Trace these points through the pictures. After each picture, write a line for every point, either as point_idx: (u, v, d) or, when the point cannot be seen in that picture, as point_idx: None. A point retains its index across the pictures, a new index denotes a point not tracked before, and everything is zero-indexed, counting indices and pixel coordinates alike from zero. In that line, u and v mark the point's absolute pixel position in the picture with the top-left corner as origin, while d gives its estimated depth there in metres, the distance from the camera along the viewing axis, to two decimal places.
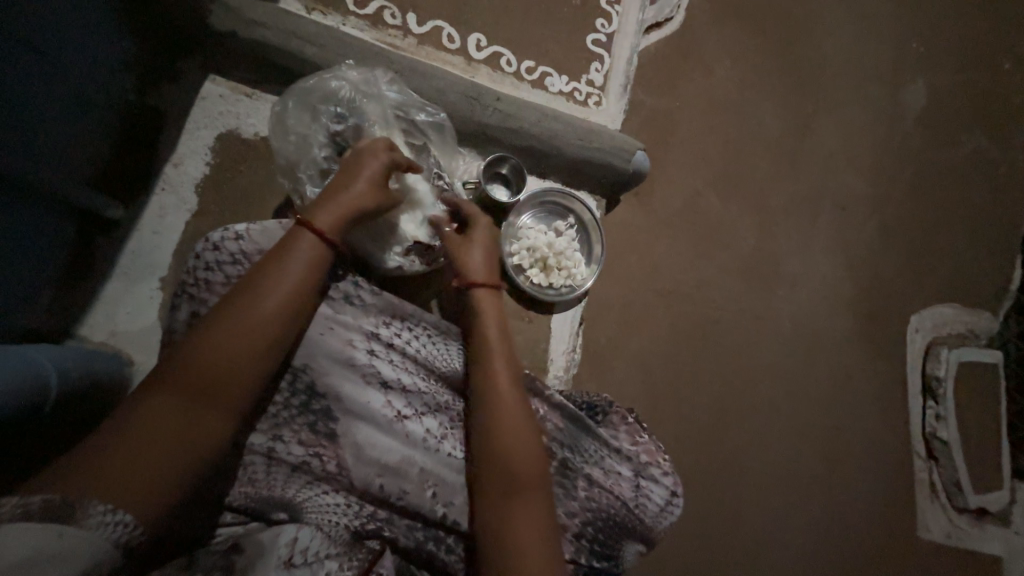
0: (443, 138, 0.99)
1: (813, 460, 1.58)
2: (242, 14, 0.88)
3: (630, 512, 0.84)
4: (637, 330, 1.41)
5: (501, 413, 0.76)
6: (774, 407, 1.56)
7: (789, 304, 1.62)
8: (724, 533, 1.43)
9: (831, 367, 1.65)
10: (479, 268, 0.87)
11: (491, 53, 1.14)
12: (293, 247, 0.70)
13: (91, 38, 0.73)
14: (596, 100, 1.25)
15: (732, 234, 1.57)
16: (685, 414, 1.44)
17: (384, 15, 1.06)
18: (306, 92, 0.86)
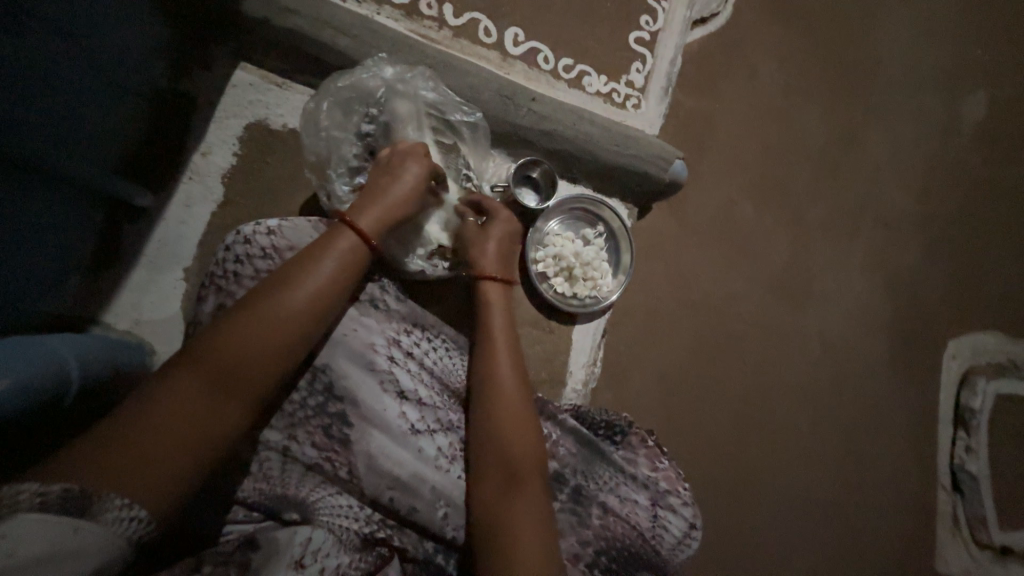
0: (476, 140, 0.94)
1: (833, 486, 1.52)
2: (276, 1, 0.85)
3: (647, 542, 0.81)
4: (659, 343, 1.36)
5: (512, 428, 0.75)
6: (797, 429, 1.50)
7: (820, 323, 1.55)
8: (735, 557, 1.39)
9: (860, 391, 1.58)
10: (491, 261, 0.89)
11: (528, 48, 1.09)
12: (333, 247, 0.69)
13: (129, 21, 0.69)
14: (634, 103, 1.19)
15: (765, 247, 1.50)
16: (704, 432, 1.39)
17: (420, 4, 1.01)
18: (342, 89, 0.83)
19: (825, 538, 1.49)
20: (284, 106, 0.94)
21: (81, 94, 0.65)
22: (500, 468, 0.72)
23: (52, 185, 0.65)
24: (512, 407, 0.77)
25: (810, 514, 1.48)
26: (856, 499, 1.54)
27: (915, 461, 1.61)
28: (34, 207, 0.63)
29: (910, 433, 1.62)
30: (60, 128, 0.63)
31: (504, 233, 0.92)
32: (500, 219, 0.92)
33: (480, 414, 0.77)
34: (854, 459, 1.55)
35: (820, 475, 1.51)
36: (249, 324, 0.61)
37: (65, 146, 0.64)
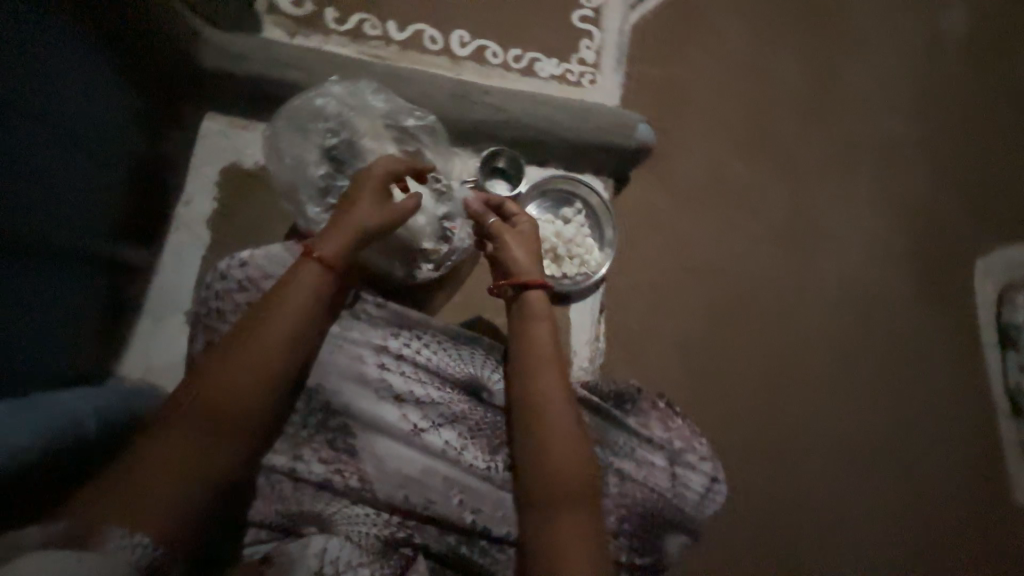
0: (435, 138, 0.96)
1: (878, 427, 1.45)
2: (225, 49, 0.92)
3: (668, 502, 0.81)
4: (665, 311, 1.35)
5: (563, 437, 0.75)
6: (827, 374, 1.44)
7: (830, 262, 1.50)
8: (786, 516, 1.34)
9: (889, 325, 1.51)
10: (528, 266, 0.88)
11: (475, 47, 1.13)
12: (299, 279, 0.72)
13: (95, 91, 0.74)
14: (590, 79, 1.21)
15: (756, 196, 1.48)
16: (726, 392, 1.36)
17: (364, 27, 1.07)
18: (294, 113, 0.88)
19: (881, 482, 1.42)
20: (252, 145, 0.98)
21: (65, 174, 0.69)
22: (546, 472, 0.73)
23: (52, 263, 0.70)
24: (555, 410, 0.76)
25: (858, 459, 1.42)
26: (908, 437, 1.46)
27: (964, 388, 1.53)
28: (47, 280, 0.69)
29: (953, 360, 1.54)
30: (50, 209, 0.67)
31: (533, 236, 0.91)
32: (525, 223, 0.92)
33: (526, 424, 0.76)
34: (897, 396, 1.48)
35: (863, 418, 1.45)
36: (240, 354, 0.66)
37: (58, 224, 0.69)
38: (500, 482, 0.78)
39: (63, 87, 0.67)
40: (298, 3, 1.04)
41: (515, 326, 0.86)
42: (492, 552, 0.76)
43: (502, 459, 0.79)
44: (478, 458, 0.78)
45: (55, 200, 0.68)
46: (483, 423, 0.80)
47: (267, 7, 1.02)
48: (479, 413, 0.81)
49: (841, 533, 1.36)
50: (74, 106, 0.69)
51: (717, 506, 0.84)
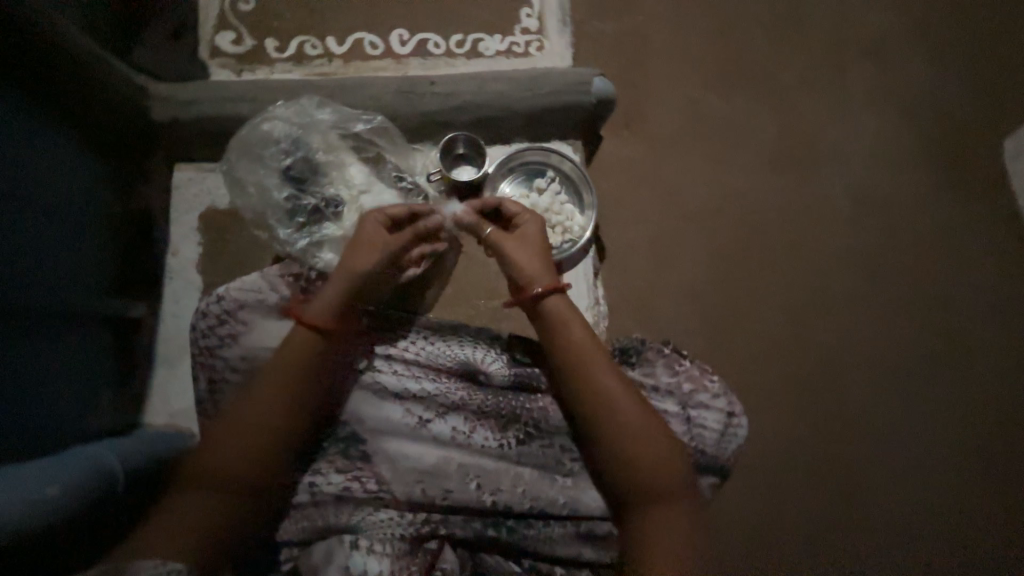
0: (388, 139, 0.99)
1: (933, 337, 1.33)
2: (176, 99, 0.95)
3: (688, 447, 0.78)
4: (663, 262, 1.32)
5: (638, 442, 0.73)
6: (856, 293, 1.35)
7: (834, 177, 1.42)
8: (842, 451, 1.25)
9: (916, 229, 1.40)
10: (541, 273, 0.85)
11: (416, 42, 1.14)
12: (289, 347, 0.74)
13: (66, 167, 0.79)
14: (538, 45, 1.19)
15: (740, 126, 1.42)
16: (748, 332, 1.30)
17: (305, 49, 1.10)
18: (245, 143, 0.91)
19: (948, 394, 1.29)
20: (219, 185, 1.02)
21: (51, 243, 0.76)
22: (636, 482, 0.72)
23: (50, 324, 0.75)
24: (624, 414, 0.74)
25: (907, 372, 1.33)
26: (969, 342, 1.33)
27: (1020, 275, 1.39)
28: (46, 343, 0.74)
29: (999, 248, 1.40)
30: (39, 277, 0.73)
31: (539, 239, 0.88)
32: (530, 226, 0.89)
33: (599, 437, 0.75)
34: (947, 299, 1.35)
35: (912, 331, 1.33)
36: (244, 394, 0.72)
37: (50, 289, 0.75)
38: (514, 459, 0.78)
39: (39, 168, 0.73)
40: (238, 42, 1.08)
41: (550, 337, 0.82)
42: (520, 528, 0.76)
43: (513, 435, 0.79)
44: (488, 439, 0.78)
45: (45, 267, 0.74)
46: (486, 404, 0.80)
47: (211, 52, 1.06)
48: (481, 395, 0.80)
49: (914, 457, 1.25)
50: (48, 182, 0.75)
51: (742, 440, 0.82)
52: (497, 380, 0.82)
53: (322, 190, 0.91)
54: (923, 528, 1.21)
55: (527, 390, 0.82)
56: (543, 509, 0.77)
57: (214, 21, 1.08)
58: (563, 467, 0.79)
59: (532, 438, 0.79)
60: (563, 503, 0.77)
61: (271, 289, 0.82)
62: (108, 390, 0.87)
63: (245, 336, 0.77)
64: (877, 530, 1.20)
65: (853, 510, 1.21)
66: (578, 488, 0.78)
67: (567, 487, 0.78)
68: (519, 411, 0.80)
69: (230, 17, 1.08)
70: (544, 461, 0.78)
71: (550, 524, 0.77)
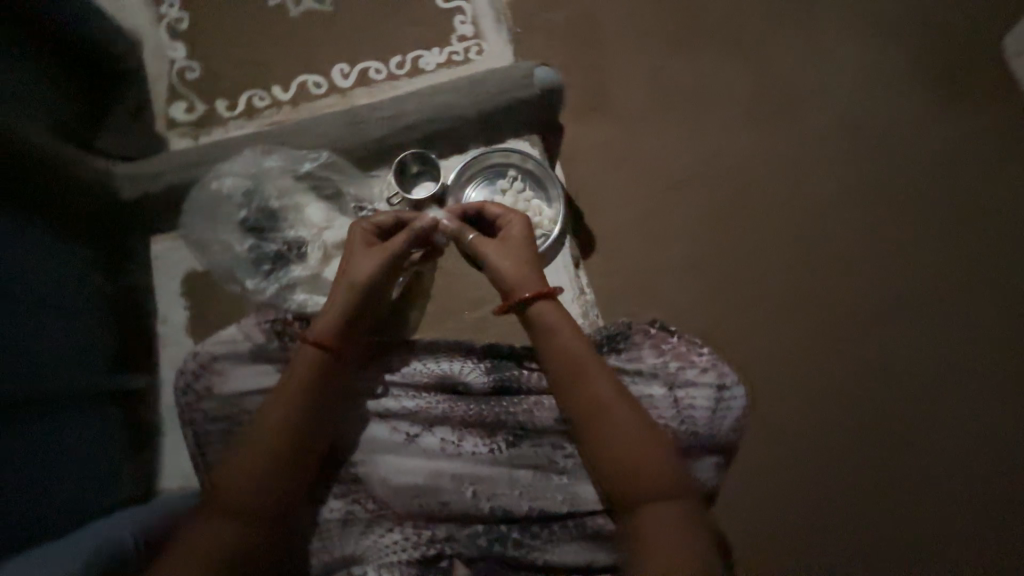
0: (338, 172, 1.01)
1: (952, 262, 1.24)
2: (143, 175, 0.99)
3: (680, 429, 0.79)
4: (647, 236, 1.27)
5: (632, 444, 0.72)
6: (862, 232, 1.27)
7: (816, 116, 1.34)
8: (877, 400, 1.16)
9: (916, 153, 1.31)
10: (525, 279, 0.82)
11: (357, 73, 1.16)
12: (297, 369, 0.75)
13: (48, 262, 0.83)
14: (477, 50, 1.19)
15: (706, 85, 1.37)
16: (752, 293, 1.24)
17: (253, 102, 1.13)
18: (202, 206, 0.97)
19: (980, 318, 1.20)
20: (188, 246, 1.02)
21: (48, 333, 0.80)
22: (628, 484, 0.71)
23: (58, 409, 0.79)
24: (615, 418, 0.73)
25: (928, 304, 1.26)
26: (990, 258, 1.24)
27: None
28: (53, 430, 0.77)
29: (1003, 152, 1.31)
30: (37, 368, 0.76)
31: (525, 242, 0.86)
32: (515, 229, 0.88)
33: (591, 442, 0.74)
34: (956, 218, 1.27)
35: (928, 259, 1.24)
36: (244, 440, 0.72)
37: (53, 377, 0.79)
38: (506, 462, 0.79)
39: (30, 268, 0.79)
40: (190, 109, 1.11)
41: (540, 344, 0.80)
42: (522, 532, 0.77)
43: (502, 439, 0.80)
44: (478, 446, 0.80)
45: (45, 357, 0.78)
46: (470, 412, 0.81)
47: (167, 124, 1.10)
48: (464, 404, 0.81)
49: (957, 393, 1.16)
50: (39, 278, 0.80)
51: (735, 413, 0.82)
52: (476, 387, 0.83)
53: (282, 235, 0.95)
54: (981, 466, 1.12)
55: (507, 393, 0.83)
56: (543, 508, 0.78)
57: (165, 94, 1.12)
58: (555, 465, 0.79)
59: (522, 439, 0.80)
60: (562, 499, 0.78)
61: (245, 337, 0.82)
62: (121, 463, 0.91)
63: (220, 386, 0.79)
64: (931, 477, 1.11)
65: (902, 460, 1.12)
66: (576, 484, 0.79)
67: (564, 485, 0.79)
68: (504, 414, 0.81)
69: (179, 87, 1.12)
70: (537, 461, 0.79)
71: (555, 528, 0.78)
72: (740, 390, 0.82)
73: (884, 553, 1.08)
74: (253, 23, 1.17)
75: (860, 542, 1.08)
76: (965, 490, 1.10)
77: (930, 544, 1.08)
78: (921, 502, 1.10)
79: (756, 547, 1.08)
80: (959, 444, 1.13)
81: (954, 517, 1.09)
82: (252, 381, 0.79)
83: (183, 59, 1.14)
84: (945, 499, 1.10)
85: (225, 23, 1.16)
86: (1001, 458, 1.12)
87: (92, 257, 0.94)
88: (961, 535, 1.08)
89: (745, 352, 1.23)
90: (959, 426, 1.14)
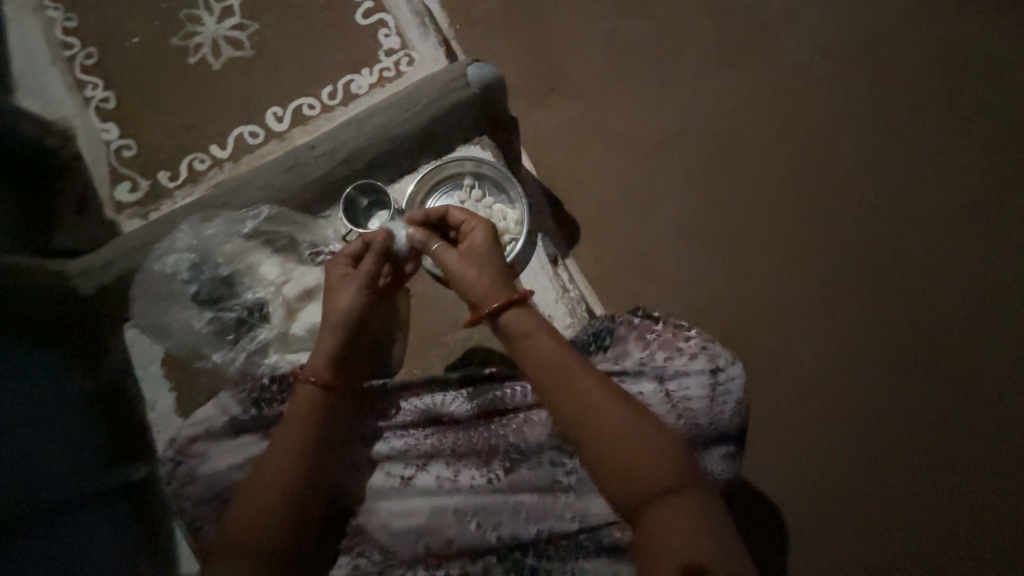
0: (286, 223, 0.98)
1: (906, 187, 1.30)
2: (92, 267, 0.95)
3: (675, 426, 0.73)
4: (621, 222, 1.27)
5: (634, 445, 0.66)
6: (821, 174, 1.31)
7: (761, 68, 1.36)
8: (861, 333, 1.22)
9: (858, 89, 1.35)
10: (493, 289, 0.74)
11: (292, 113, 1.12)
12: (297, 413, 0.72)
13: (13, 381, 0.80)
14: (407, 60, 1.13)
15: (651, 55, 1.35)
16: (730, 254, 1.26)
17: (195, 166, 1.10)
18: (149, 288, 0.93)
19: (941, 241, 1.27)
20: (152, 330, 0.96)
21: (41, 442, 0.82)
22: (639, 486, 0.65)
23: (45, 527, 0.78)
24: (615, 419, 0.67)
25: (902, 234, 1.28)
26: (943, 182, 1.30)
27: (973, 95, 1.35)
28: (49, 544, 0.77)
29: (944, 76, 1.35)
30: (19, 490, 0.75)
31: (489, 250, 0.78)
32: (478, 236, 0.79)
33: (592, 452, 0.67)
34: (909, 149, 1.33)
35: (885, 191, 1.30)
36: (239, 512, 0.67)
37: (40, 493, 0.78)
38: (507, 488, 0.74)
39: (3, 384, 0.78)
40: (135, 188, 1.09)
41: (520, 355, 0.72)
42: (538, 557, 0.73)
43: (499, 465, 0.75)
44: (475, 476, 0.75)
45: (29, 475, 0.78)
46: (461, 443, 0.77)
47: (116, 208, 1.08)
48: (454, 435, 0.78)
49: (927, 311, 1.23)
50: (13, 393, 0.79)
51: (738, 395, 0.74)
52: (463, 416, 0.79)
53: (240, 299, 0.93)
54: (960, 381, 1.20)
55: (496, 417, 0.79)
56: (553, 529, 0.73)
57: (108, 178, 1.10)
58: (559, 484, 0.75)
59: (520, 461, 0.76)
60: (571, 517, 0.73)
61: (221, 412, 0.79)
62: (139, 556, 0.90)
63: (204, 467, 0.76)
64: (919, 400, 1.19)
65: (890, 390, 1.20)
66: (584, 499, 0.74)
67: (572, 502, 0.74)
68: (497, 438, 0.77)
69: (120, 168, 1.10)
70: (538, 482, 0.75)
71: (571, 547, 0.73)
72: (737, 370, 0.74)
73: (884, 478, 1.16)
74: (177, 85, 1.14)
75: (862, 472, 1.16)
76: (948, 406, 1.19)
77: (924, 461, 1.17)
78: (911, 425, 1.18)
79: (770, 495, 1.16)
80: (939, 365, 1.21)
81: (942, 433, 1.18)
82: (234, 458, 0.76)
83: (118, 138, 1.11)
84: (931, 418, 1.19)
85: (151, 92, 1.13)
86: (976, 369, 1.21)
87: (65, 357, 0.93)
88: (949, 447, 1.17)
89: (739, 316, 1.23)
90: (938, 348, 1.22)
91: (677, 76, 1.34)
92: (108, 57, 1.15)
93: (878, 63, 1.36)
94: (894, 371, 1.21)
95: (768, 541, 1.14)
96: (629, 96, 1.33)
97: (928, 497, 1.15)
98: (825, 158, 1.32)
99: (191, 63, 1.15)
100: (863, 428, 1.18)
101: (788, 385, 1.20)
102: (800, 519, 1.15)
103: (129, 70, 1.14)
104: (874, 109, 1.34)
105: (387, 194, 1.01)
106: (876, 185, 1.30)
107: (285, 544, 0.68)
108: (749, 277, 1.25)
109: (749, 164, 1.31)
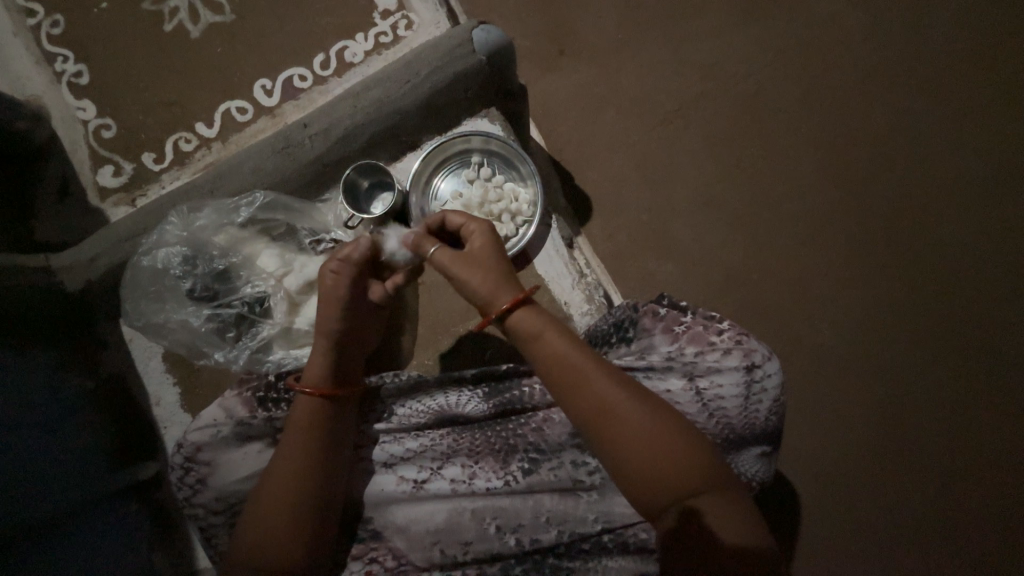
0: (282, 209, 0.92)
1: (940, 153, 1.22)
2: (79, 262, 0.90)
3: (712, 426, 0.71)
4: (636, 197, 1.19)
5: (659, 455, 0.60)
6: (850, 141, 1.22)
7: (791, 23, 1.24)
8: (886, 311, 1.17)
9: (895, 45, 1.24)
10: (499, 289, 0.66)
11: (282, 85, 1.03)
12: (302, 423, 0.68)
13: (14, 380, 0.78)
14: (405, 23, 1.02)
15: (670, 11, 1.23)
16: (751, 229, 1.19)
17: (181, 146, 1.02)
18: (137, 286, 0.86)
19: (976, 217, 1.20)
20: (140, 332, 0.90)
21: (59, 450, 0.81)
22: (664, 493, 0.60)
23: (48, 536, 0.75)
24: (636, 426, 0.61)
25: (933, 204, 1.20)
26: (982, 154, 1.22)
27: (1016, 56, 1.24)
28: (61, 550, 0.76)
29: (986, 36, 1.25)
30: (21, 499, 0.73)
31: (493, 252, 0.68)
32: (477, 239, 0.69)
33: (613, 461, 0.61)
34: (948, 117, 1.23)
35: (918, 158, 1.22)
36: (249, 524, 0.65)
37: (45, 500, 0.76)
38: (527, 490, 0.72)
39: (16, 391, 0.77)
40: (118, 172, 1.02)
41: (530, 359, 0.66)
42: (559, 558, 0.71)
43: (517, 467, 0.72)
44: (492, 480, 0.72)
45: (32, 483, 0.75)
46: (476, 443, 0.74)
47: (100, 194, 1.01)
48: (469, 437, 0.75)
49: (955, 287, 1.18)
50: (25, 398, 0.78)
51: (773, 393, 0.72)
52: (479, 416, 0.76)
53: (240, 294, 0.87)
54: (988, 360, 1.15)
55: (514, 415, 0.76)
56: (575, 531, 0.71)
57: (89, 161, 1.02)
58: (581, 484, 0.72)
59: (540, 462, 0.72)
60: (594, 518, 0.71)
61: (226, 416, 0.75)
62: (152, 553, 0.89)
63: (214, 476, 0.73)
64: (944, 381, 1.15)
65: (919, 376, 1.15)
66: (607, 500, 0.72)
67: (594, 502, 0.72)
68: (516, 438, 0.74)
69: (100, 150, 1.02)
70: (559, 483, 0.72)
71: (592, 547, 0.72)
72: (773, 367, 0.72)
73: (906, 461, 1.13)
74: (155, 55, 1.04)
75: (885, 457, 1.13)
76: (974, 387, 1.15)
77: (948, 444, 1.13)
78: (939, 413, 1.14)
79: (789, 477, 1.13)
80: (968, 348, 1.16)
81: (971, 423, 1.14)
82: (247, 465, 0.73)
83: (96, 117, 1.02)
84: (957, 400, 1.15)
85: (126, 65, 1.04)
86: (1009, 354, 1.16)
87: (62, 357, 0.89)
88: (975, 430, 1.14)
89: (761, 295, 1.17)
90: (969, 332, 1.16)
91: (700, 36, 1.23)
92: (76, 25, 1.04)
93: (918, 20, 1.25)
94: (923, 354, 1.16)
95: (791, 531, 1.12)
96: (647, 59, 1.22)
97: (955, 487, 1.12)
98: (857, 124, 1.22)
99: (167, 30, 1.04)
100: (889, 413, 1.14)
101: (812, 369, 1.15)
102: (819, 501, 1.12)
103: (100, 40, 1.04)
104: (913, 72, 1.24)
105: (380, 167, 0.94)
106: (911, 155, 1.22)
107: (304, 554, 0.65)
108: (771, 254, 1.18)
109: (775, 133, 1.21)
